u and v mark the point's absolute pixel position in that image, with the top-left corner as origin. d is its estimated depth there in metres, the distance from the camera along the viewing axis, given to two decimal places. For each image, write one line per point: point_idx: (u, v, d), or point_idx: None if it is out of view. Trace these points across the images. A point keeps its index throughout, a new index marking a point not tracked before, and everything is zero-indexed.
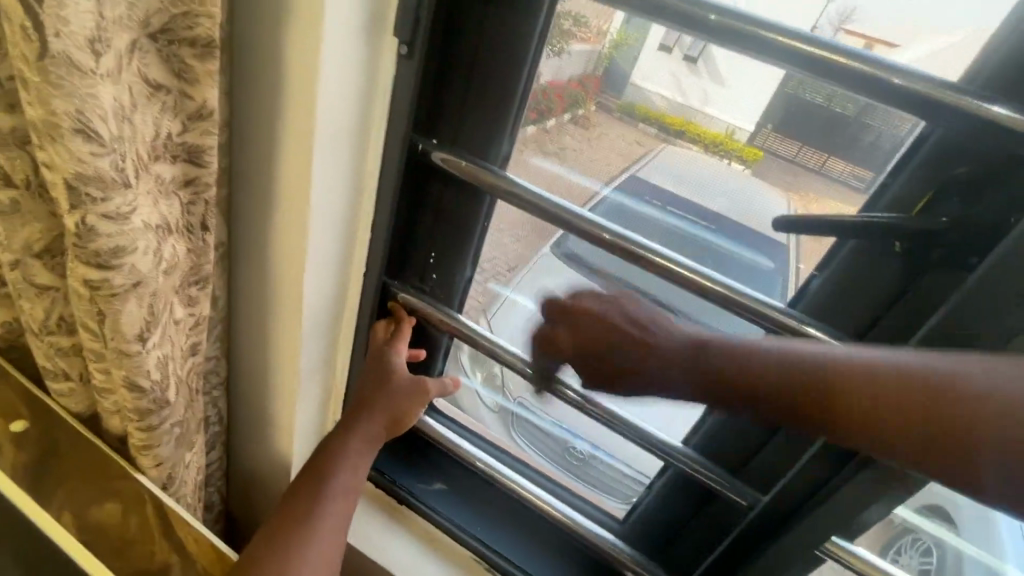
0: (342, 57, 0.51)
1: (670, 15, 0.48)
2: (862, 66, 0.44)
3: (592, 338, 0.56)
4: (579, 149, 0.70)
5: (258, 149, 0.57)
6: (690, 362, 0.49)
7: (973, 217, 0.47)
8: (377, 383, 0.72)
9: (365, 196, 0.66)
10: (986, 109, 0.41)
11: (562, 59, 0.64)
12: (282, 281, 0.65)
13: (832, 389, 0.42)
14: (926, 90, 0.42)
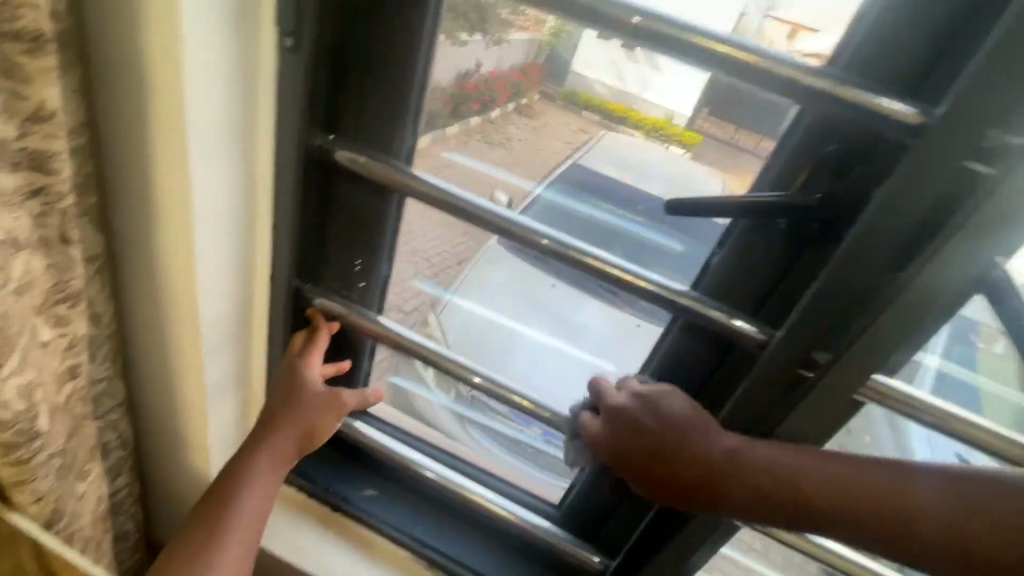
0: (210, 51, 0.48)
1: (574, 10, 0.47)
2: (765, 62, 0.44)
3: (633, 434, 0.58)
4: (526, 138, 0.70)
5: (127, 150, 0.53)
6: (734, 476, 0.53)
7: (841, 192, 0.50)
8: (291, 390, 0.70)
9: (259, 197, 0.63)
10: (887, 105, 0.43)
11: (502, 48, 0.62)
12: (172, 291, 0.61)
13: (869, 507, 0.48)
14: (829, 90, 0.44)
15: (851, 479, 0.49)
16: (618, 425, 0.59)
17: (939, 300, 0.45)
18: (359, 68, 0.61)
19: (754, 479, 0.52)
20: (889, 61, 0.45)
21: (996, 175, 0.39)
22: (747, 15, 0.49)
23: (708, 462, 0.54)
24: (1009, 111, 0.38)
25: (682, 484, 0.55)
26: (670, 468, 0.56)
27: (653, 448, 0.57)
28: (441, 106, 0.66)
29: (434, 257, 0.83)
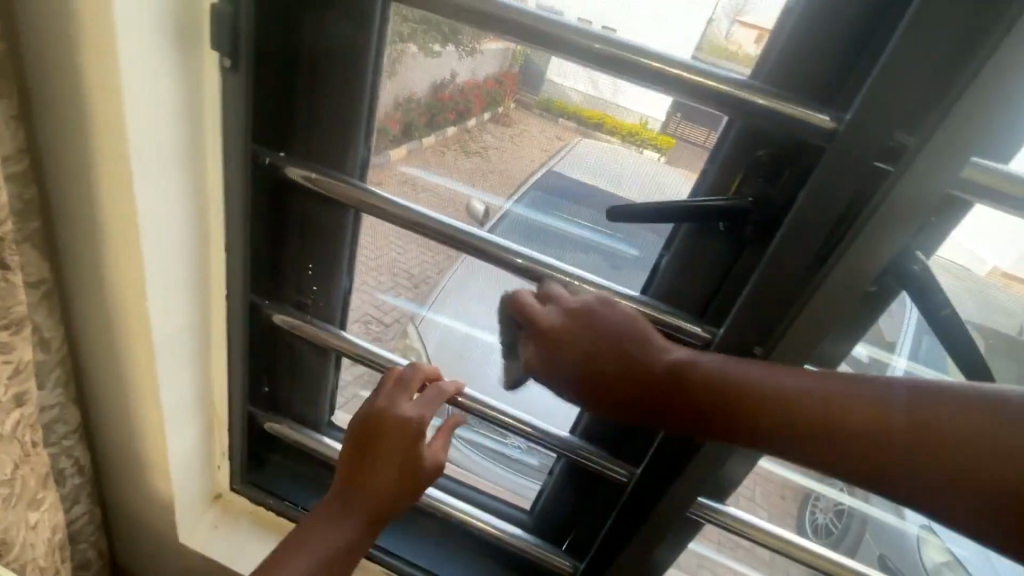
0: (151, 74, 0.48)
1: (518, 32, 0.49)
2: (708, 80, 0.46)
3: (572, 352, 0.51)
4: (501, 146, 0.65)
5: (70, 174, 0.53)
6: (709, 390, 0.48)
7: (773, 195, 0.52)
8: (397, 474, 0.63)
9: (210, 215, 0.63)
10: (809, 115, 0.45)
11: (476, 59, 0.60)
12: (125, 313, 0.60)
13: (860, 421, 0.43)
14: (765, 106, 0.46)
15: (842, 391, 0.44)
16: (556, 343, 0.52)
17: (860, 290, 0.47)
18: (308, 86, 0.62)
19: (709, 389, 0.48)
20: (809, 73, 0.47)
21: (895, 171, 0.42)
22: (716, 19, 0.50)
23: (668, 376, 0.49)
24: (911, 116, 0.41)
25: (644, 403, 0.50)
26: (617, 384, 0.50)
27: (596, 365, 0.51)
28: (417, 117, 0.65)
29: (412, 268, 0.78)
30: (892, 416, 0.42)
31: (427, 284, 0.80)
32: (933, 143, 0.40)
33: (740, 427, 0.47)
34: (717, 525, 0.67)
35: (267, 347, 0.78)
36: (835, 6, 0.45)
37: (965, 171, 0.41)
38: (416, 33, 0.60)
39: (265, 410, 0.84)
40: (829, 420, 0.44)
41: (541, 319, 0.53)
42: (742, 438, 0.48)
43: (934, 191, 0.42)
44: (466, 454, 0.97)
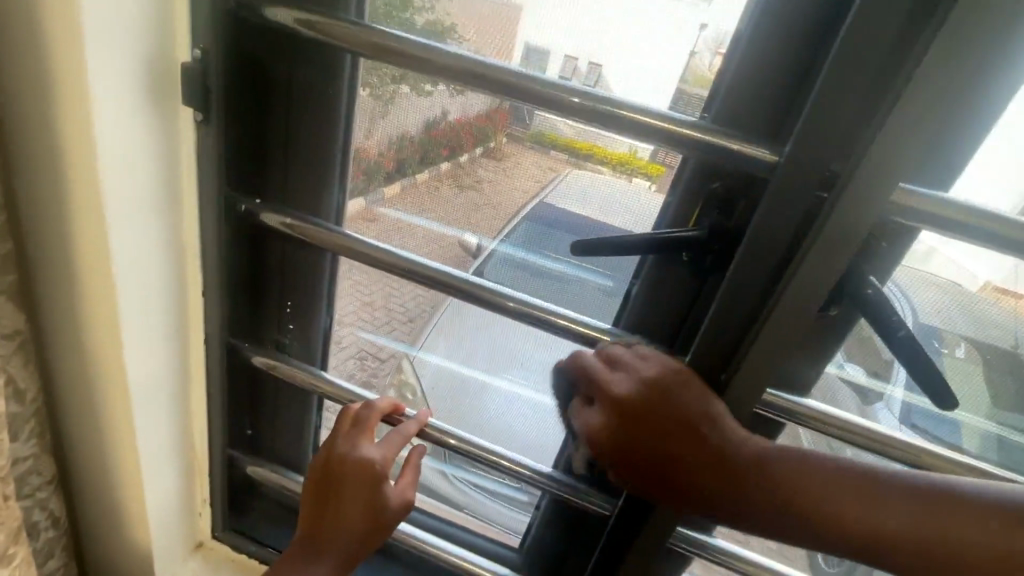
0: (127, 131, 0.52)
1: (482, 80, 0.50)
2: (677, 125, 0.48)
3: (636, 424, 0.54)
4: (493, 180, 0.63)
5: (49, 226, 0.55)
6: (746, 474, 0.50)
7: (733, 225, 0.54)
8: (363, 510, 0.64)
9: (186, 260, 0.64)
10: (748, 150, 0.47)
11: (464, 96, 0.59)
12: (102, 360, 0.61)
13: (878, 512, 0.46)
14: (735, 148, 0.47)
15: (863, 480, 0.47)
16: (623, 412, 0.54)
17: (812, 314, 0.48)
18: (281, 134, 0.64)
19: (756, 476, 0.50)
20: (748, 108, 0.50)
21: (831, 196, 0.44)
22: (699, 53, 0.51)
23: (724, 457, 0.50)
24: (841, 144, 0.44)
25: (693, 480, 0.52)
26: (672, 458, 0.52)
27: (656, 436, 0.53)
28: (411, 153, 0.64)
29: (407, 301, 0.75)
30: (912, 515, 0.45)
31: (419, 326, 0.77)
32: (865, 164, 0.42)
33: (771, 514, 0.50)
34: (702, 557, 0.66)
35: (247, 390, 0.78)
36: (775, 42, 0.47)
37: (897, 193, 0.43)
38: (408, 76, 0.59)
39: (247, 450, 0.82)
40: (858, 516, 0.47)
41: (619, 388, 0.55)
42: (776, 525, 0.50)
43: (866, 216, 0.43)
44: (464, 493, 0.93)
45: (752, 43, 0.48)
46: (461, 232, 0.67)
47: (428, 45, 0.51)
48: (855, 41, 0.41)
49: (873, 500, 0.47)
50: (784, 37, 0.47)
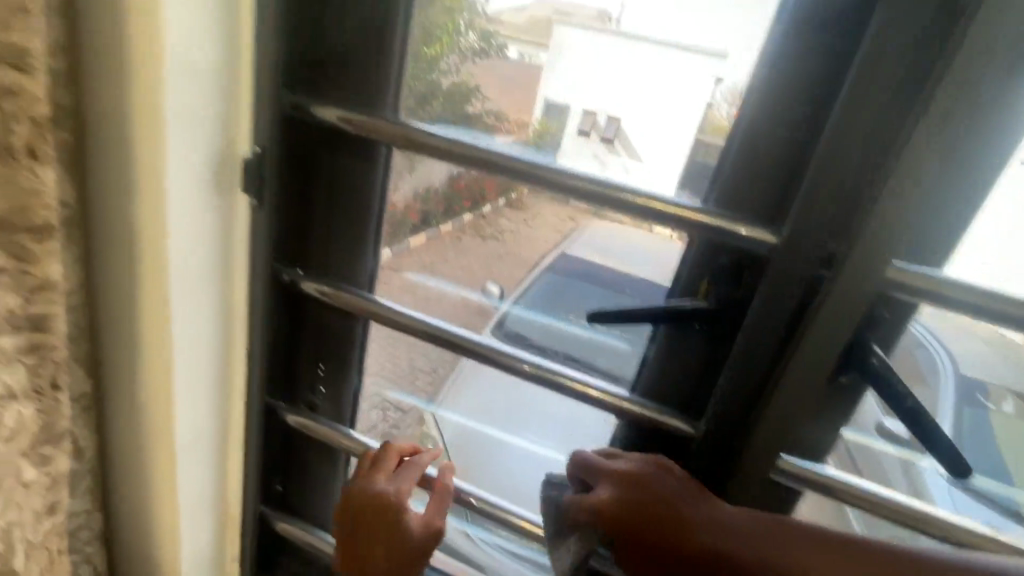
0: (194, 217, 0.58)
1: (501, 168, 0.56)
2: (679, 208, 0.52)
3: (624, 503, 0.54)
4: (515, 230, 0.70)
5: (117, 297, 0.61)
6: (753, 547, 0.49)
7: (739, 295, 0.57)
8: (389, 547, 0.66)
9: (232, 328, 0.69)
10: (744, 231, 0.51)
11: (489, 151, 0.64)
12: (153, 417, 0.66)
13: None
14: (732, 229, 0.52)
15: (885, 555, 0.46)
16: (624, 484, 0.56)
17: (823, 378, 0.51)
18: (324, 215, 0.70)
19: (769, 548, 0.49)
20: (753, 188, 0.54)
21: (832, 273, 0.47)
22: (716, 103, 0.54)
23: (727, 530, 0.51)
24: (837, 227, 0.47)
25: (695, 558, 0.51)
26: (667, 534, 0.52)
27: (647, 517, 0.53)
28: (435, 206, 0.70)
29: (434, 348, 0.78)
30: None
31: (442, 376, 0.84)
32: (858, 250, 0.46)
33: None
34: None
35: (280, 447, 0.83)
36: (774, 119, 0.51)
37: (888, 273, 0.46)
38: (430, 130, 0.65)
39: (274, 509, 0.86)
40: None
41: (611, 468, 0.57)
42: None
43: (861, 291, 0.47)
44: (489, 555, 0.95)
45: (751, 128, 0.52)
46: (483, 287, 0.75)
47: (458, 139, 0.57)
48: (841, 132, 0.45)
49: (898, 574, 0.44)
50: (781, 123, 0.51)
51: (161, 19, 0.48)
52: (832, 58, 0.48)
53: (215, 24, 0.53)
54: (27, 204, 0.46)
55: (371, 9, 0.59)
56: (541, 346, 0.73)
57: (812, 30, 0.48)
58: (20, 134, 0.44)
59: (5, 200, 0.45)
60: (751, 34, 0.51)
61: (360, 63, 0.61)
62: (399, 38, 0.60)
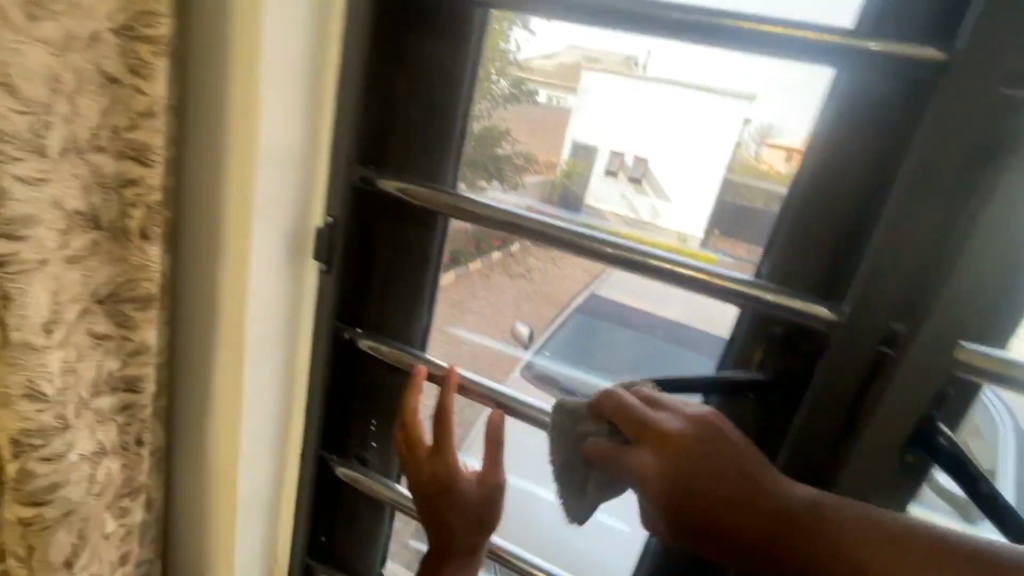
0: (271, 280, 0.62)
1: (558, 242, 0.58)
2: (738, 284, 0.52)
3: (666, 472, 0.46)
4: (545, 269, 0.69)
5: (195, 353, 0.65)
6: (785, 521, 0.43)
7: (792, 368, 0.57)
8: (449, 506, 0.63)
9: (294, 384, 0.72)
10: (813, 309, 0.50)
11: (518, 192, 0.66)
12: (219, 468, 0.69)
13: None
14: (795, 305, 0.51)
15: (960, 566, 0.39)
16: (670, 449, 0.46)
17: (891, 459, 0.51)
18: (381, 278, 0.73)
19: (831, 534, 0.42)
20: (806, 262, 0.55)
21: (896, 355, 0.47)
22: (744, 142, 0.56)
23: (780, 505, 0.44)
24: (900, 308, 0.46)
25: (714, 525, 0.45)
26: (695, 496, 0.46)
27: (675, 474, 0.46)
28: (464, 245, 0.70)
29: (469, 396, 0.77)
30: None
31: (469, 419, 0.80)
32: (922, 334, 0.45)
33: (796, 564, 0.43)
34: None
35: (326, 500, 0.83)
36: (828, 193, 0.52)
37: (957, 355, 0.46)
38: (465, 172, 0.67)
39: (321, 562, 0.86)
40: None
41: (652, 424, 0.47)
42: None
43: (931, 377, 0.47)
44: None
45: (814, 201, 0.53)
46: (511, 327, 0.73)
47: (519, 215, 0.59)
48: (900, 215, 0.44)
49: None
50: (830, 198, 0.52)
51: (260, 113, 0.54)
52: (877, 139, 0.49)
53: (302, 111, 0.59)
54: (132, 278, 0.50)
55: (437, 90, 0.64)
56: (572, 391, 0.70)
57: (860, 109, 0.49)
58: (136, 218, 0.48)
59: (117, 274, 0.49)
60: (787, 84, 0.53)
61: (422, 135, 0.66)
62: (461, 114, 0.64)
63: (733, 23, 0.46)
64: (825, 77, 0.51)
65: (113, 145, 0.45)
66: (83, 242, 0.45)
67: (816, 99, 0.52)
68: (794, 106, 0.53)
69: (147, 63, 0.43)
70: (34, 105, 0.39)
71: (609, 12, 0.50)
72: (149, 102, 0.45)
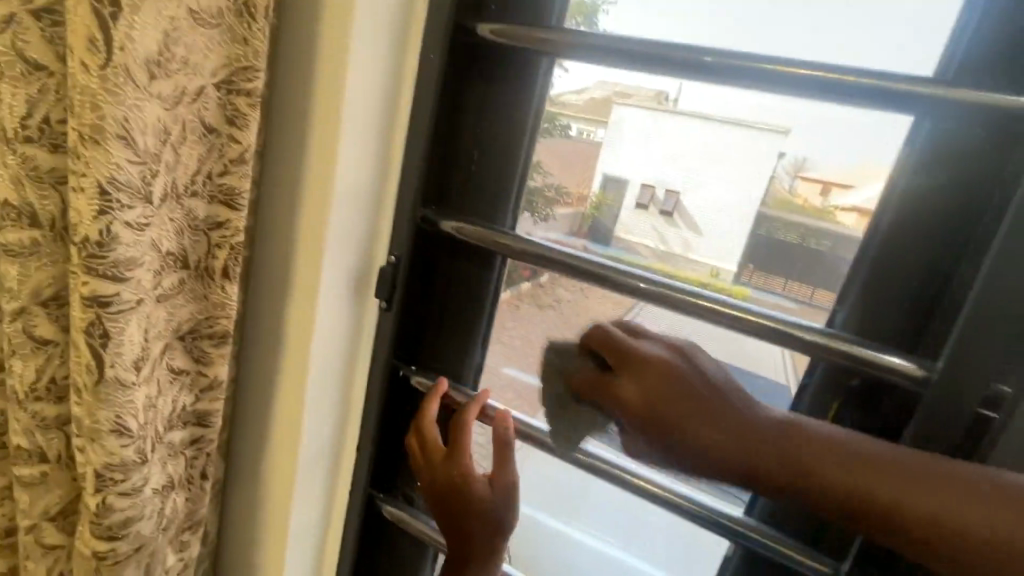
0: (333, 316, 0.63)
1: (612, 282, 0.54)
2: (817, 336, 0.48)
3: (641, 386, 0.50)
4: (575, 300, 0.66)
5: (257, 386, 0.66)
6: (789, 449, 0.43)
7: (872, 424, 0.52)
8: (463, 511, 0.60)
9: (349, 421, 0.72)
10: (888, 360, 0.46)
11: (548, 223, 0.67)
12: (273, 503, 0.69)
13: (943, 509, 0.37)
14: (859, 354, 0.47)
15: (917, 478, 0.39)
16: (638, 367, 0.51)
17: None
18: (438, 317, 0.71)
19: (786, 442, 0.43)
20: (889, 314, 0.50)
21: (1002, 418, 0.43)
22: (778, 174, 0.55)
23: (746, 420, 0.45)
24: (1004, 370, 0.42)
25: (686, 433, 0.46)
26: (691, 425, 0.46)
27: (666, 401, 0.49)
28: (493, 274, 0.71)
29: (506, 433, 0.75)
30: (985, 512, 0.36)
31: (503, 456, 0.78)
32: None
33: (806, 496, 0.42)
34: None
35: (371, 540, 0.80)
36: (910, 238, 0.48)
37: None
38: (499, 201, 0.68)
39: None
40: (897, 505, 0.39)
41: (634, 355, 0.52)
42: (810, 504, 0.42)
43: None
44: None
45: (892, 247, 0.49)
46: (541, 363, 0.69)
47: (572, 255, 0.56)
48: (1001, 269, 0.40)
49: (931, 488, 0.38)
50: (914, 241, 0.48)
51: (336, 157, 0.56)
52: (971, 178, 0.45)
53: (374, 155, 0.60)
54: (211, 315, 0.51)
55: (489, 128, 0.65)
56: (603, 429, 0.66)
57: (954, 152, 0.46)
58: (220, 258, 0.49)
59: (197, 310, 0.51)
60: (848, 125, 0.51)
61: (478, 174, 0.66)
62: (525, 147, 0.65)
63: (813, 74, 0.44)
64: (904, 125, 0.48)
65: (206, 191, 0.47)
66: (173, 281, 0.48)
67: (893, 149, 0.49)
68: (857, 150, 0.51)
69: (242, 114, 0.45)
70: (147, 156, 0.41)
71: (688, 66, 0.49)
72: (241, 150, 0.47)
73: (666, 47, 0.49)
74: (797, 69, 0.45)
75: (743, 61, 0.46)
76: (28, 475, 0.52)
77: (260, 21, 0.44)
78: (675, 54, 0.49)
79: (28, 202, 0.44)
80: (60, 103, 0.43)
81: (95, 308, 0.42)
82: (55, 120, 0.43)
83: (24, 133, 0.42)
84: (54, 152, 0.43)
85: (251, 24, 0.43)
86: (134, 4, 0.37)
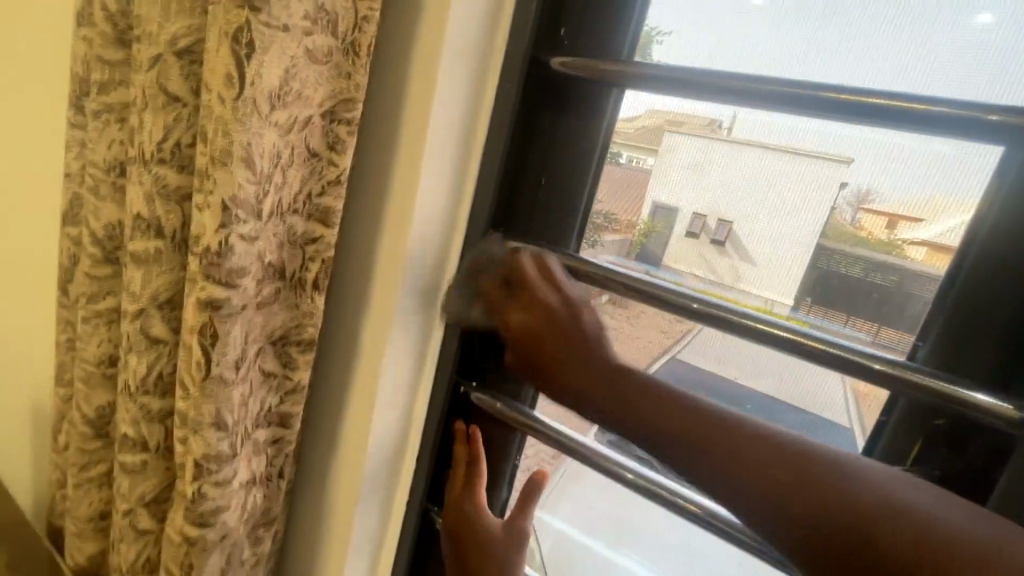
0: (405, 330, 0.66)
1: (670, 304, 0.54)
2: (894, 369, 0.45)
3: (525, 313, 0.59)
4: (619, 327, 0.67)
5: (334, 394, 0.71)
6: (689, 412, 0.44)
7: (963, 467, 0.47)
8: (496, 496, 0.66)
9: (411, 434, 0.74)
10: (972, 397, 0.42)
11: (597, 249, 0.69)
12: (337, 506, 0.72)
13: (736, 439, 0.40)
14: (940, 389, 0.43)
15: (704, 413, 0.43)
16: (526, 295, 0.59)
17: None
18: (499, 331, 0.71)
19: (582, 367, 0.53)
20: (977, 353, 0.47)
21: None
22: (840, 207, 0.54)
23: (573, 344, 0.55)
24: None
25: (532, 343, 0.58)
26: (567, 364, 0.54)
27: (546, 339, 0.57)
28: None
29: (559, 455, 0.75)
30: (759, 446, 0.39)
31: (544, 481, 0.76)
32: None
33: (682, 453, 0.43)
34: None
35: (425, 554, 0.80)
36: (993, 269, 0.46)
37: None
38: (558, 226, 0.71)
39: None
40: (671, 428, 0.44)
41: (538, 298, 0.58)
42: (687, 458, 0.42)
43: None
44: None
45: (976, 277, 0.46)
46: None
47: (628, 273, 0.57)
48: None
49: (726, 420, 0.42)
50: (1004, 274, 0.45)
51: (417, 179, 0.59)
52: None
53: (450, 179, 0.63)
54: (300, 323, 0.55)
55: (556, 156, 0.67)
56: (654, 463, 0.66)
57: None
58: (312, 270, 0.53)
59: (289, 319, 0.55)
60: (921, 155, 0.49)
61: (546, 199, 0.68)
62: (591, 175, 0.67)
63: (890, 103, 0.43)
64: (993, 157, 0.46)
65: (305, 209, 0.51)
66: (271, 290, 0.52)
67: (979, 179, 0.47)
68: (932, 180, 0.49)
69: (341, 140, 0.50)
70: (263, 176, 0.46)
71: (753, 96, 0.49)
72: (338, 172, 0.51)
73: (737, 77, 0.50)
74: (879, 100, 0.44)
75: (818, 91, 0.46)
76: (131, 462, 0.57)
77: (363, 59, 0.48)
78: (742, 83, 0.49)
79: (156, 215, 0.50)
80: (190, 129, 0.48)
81: (209, 312, 0.47)
82: (185, 144, 0.49)
83: (159, 155, 0.48)
84: (181, 172, 0.49)
85: (356, 61, 0.48)
86: (264, 46, 0.42)
